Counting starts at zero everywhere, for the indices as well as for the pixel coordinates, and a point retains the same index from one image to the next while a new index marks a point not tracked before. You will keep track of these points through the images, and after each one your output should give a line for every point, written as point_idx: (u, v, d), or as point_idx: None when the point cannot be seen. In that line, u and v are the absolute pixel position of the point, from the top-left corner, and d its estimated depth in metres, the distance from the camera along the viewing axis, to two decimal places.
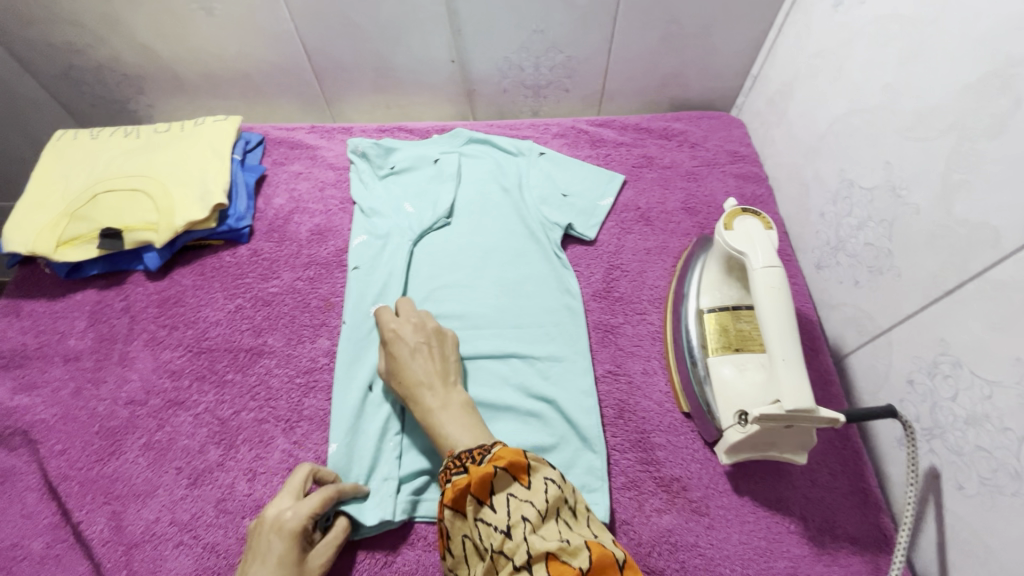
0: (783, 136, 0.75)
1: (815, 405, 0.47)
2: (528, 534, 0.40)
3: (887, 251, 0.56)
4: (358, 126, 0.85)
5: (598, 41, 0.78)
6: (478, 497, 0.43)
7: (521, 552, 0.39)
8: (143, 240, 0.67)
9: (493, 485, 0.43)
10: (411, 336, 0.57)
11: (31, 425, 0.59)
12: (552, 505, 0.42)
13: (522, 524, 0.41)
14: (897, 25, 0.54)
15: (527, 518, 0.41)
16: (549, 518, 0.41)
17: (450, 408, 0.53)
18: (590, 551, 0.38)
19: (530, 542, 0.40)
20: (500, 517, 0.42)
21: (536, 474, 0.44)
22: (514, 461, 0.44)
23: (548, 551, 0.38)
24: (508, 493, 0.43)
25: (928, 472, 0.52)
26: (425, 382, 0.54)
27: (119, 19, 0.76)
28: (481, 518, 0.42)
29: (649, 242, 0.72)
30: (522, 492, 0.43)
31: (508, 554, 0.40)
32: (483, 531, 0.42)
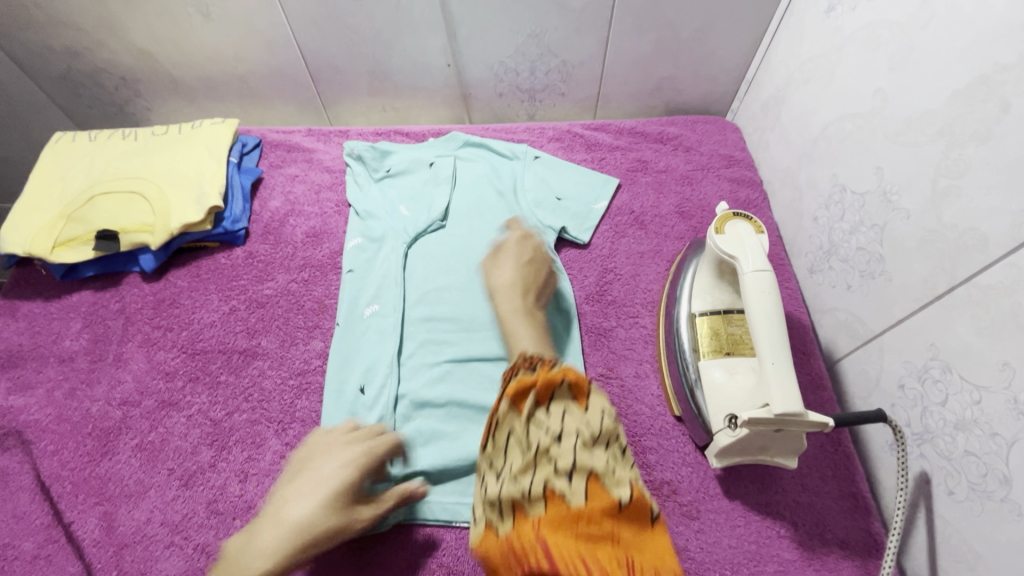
0: (777, 141, 0.76)
1: (804, 408, 0.47)
2: (578, 447, 0.37)
3: (879, 256, 0.57)
4: (354, 129, 0.85)
5: (593, 45, 0.78)
6: (538, 398, 0.41)
7: (566, 456, 0.37)
8: (139, 241, 0.68)
9: (555, 394, 0.41)
10: (515, 253, 0.62)
11: (25, 425, 0.59)
12: (610, 434, 0.39)
13: (576, 433, 0.38)
14: (887, 30, 0.55)
15: (581, 431, 0.38)
16: (604, 440, 0.39)
17: (525, 315, 0.56)
18: (634, 489, 0.36)
19: (577, 454, 0.37)
20: (552, 421, 0.39)
21: (597, 404, 0.41)
22: (580, 382, 0.42)
23: (592, 467, 0.36)
24: (567, 406, 0.40)
25: (919, 477, 0.52)
26: (511, 287, 0.58)
27: (117, 22, 0.77)
28: (535, 418, 0.40)
29: (642, 246, 0.73)
30: (580, 410, 0.40)
31: (551, 457, 0.37)
32: (531, 430, 0.40)
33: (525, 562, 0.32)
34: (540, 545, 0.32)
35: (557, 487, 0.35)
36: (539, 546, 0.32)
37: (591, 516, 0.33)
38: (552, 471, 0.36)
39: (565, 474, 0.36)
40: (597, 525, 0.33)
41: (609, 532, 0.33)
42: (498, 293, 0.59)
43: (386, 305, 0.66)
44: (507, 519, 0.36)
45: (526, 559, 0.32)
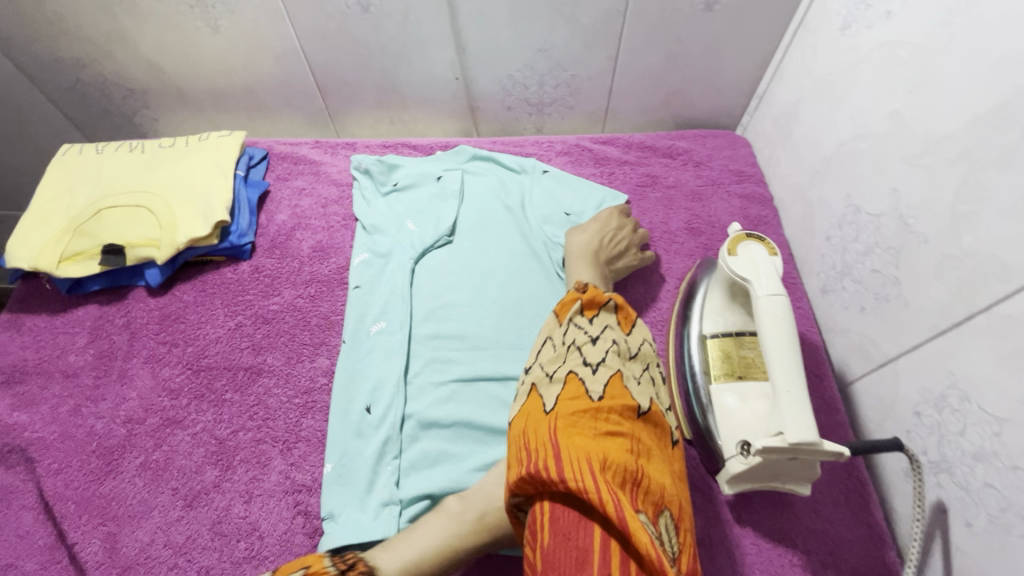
0: (789, 157, 0.75)
1: (819, 438, 0.46)
2: (611, 351, 0.52)
3: (894, 279, 0.56)
4: (361, 141, 0.85)
5: (602, 59, 0.78)
6: (584, 309, 0.56)
7: (598, 356, 0.51)
8: (145, 256, 0.67)
9: (600, 311, 0.56)
10: (602, 219, 0.71)
11: (28, 443, 0.59)
12: (640, 352, 0.54)
13: (611, 342, 0.53)
14: (904, 50, 0.54)
15: (616, 342, 0.53)
16: (633, 357, 0.53)
17: (590, 264, 0.66)
18: (651, 403, 0.50)
19: (607, 356, 0.51)
20: (592, 329, 0.54)
21: (639, 333, 0.57)
22: (628, 314, 0.57)
23: (618, 371, 0.50)
24: (607, 323, 0.55)
25: (935, 506, 0.51)
26: (585, 241, 0.68)
27: (126, 34, 0.77)
28: (577, 324, 0.55)
29: (652, 263, 0.72)
30: (618, 329, 0.55)
31: (583, 352, 0.52)
32: (571, 331, 0.54)
33: (535, 454, 0.42)
34: (555, 438, 0.43)
35: (582, 375, 0.49)
36: (552, 444, 0.42)
37: (607, 411, 0.46)
38: (583, 364, 0.50)
39: (594, 370, 0.50)
40: (613, 420, 0.45)
41: (624, 429, 0.45)
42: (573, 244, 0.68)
43: (392, 322, 0.66)
44: (536, 391, 0.50)
45: (541, 452, 0.42)
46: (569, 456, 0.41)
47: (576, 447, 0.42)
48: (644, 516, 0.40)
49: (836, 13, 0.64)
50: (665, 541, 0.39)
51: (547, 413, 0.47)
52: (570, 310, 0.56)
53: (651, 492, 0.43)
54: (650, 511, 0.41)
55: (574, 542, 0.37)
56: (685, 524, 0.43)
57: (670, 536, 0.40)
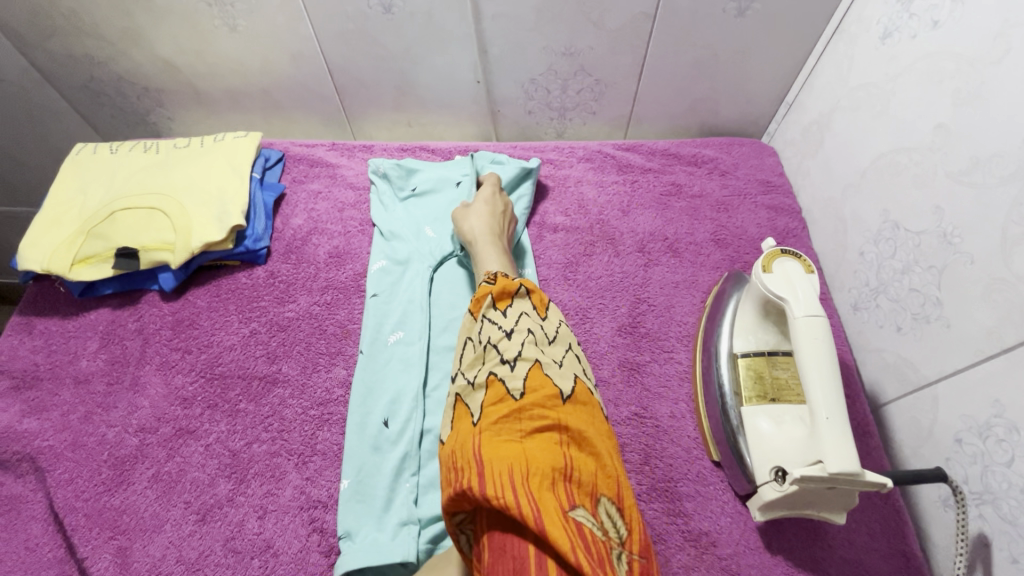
0: (820, 168, 0.73)
1: (861, 468, 0.44)
2: (527, 342, 0.48)
3: (935, 299, 0.53)
4: (379, 144, 0.83)
5: (628, 64, 0.76)
6: (494, 302, 0.52)
7: (514, 350, 0.47)
8: (159, 260, 0.66)
9: (513, 299, 0.52)
10: (489, 198, 0.69)
11: (38, 451, 0.57)
12: (559, 334, 0.51)
13: (526, 331, 0.49)
14: (951, 62, 0.52)
15: (532, 330, 0.49)
16: (552, 341, 0.50)
17: (500, 245, 0.64)
18: (575, 384, 0.46)
19: (524, 347, 0.47)
20: (507, 321, 0.50)
21: (554, 314, 0.53)
22: (541, 298, 0.54)
23: (538, 359, 0.46)
24: (523, 311, 0.51)
25: (978, 538, 0.49)
26: (484, 223, 0.66)
27: (142, 33, 0.75)
28: (491, 319, 0.51)
29: (677, 275, 0.70)
30: (535, 315, 0.51)
31: (500, 349, 0.48)
32: (486, 328, 0.50)
33: (459, 472, 0.38)
34: (476, 448, 0.39)
35: (501, 373, 0.45)
36: (474, 459, 0.38)
37: (529, 406, 0.42)
38: (500, 361, 0.47)
39: (512, 364, 0.46)
40: (536, 414, 0.42)
41: (551, 420, 0.42)
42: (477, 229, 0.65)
43: (411, 332, 0.64)
44: (460, 401, 0.47)
45: (464, 470, 0.38)
46: (490, 469, 0.37)
47: (498, 455, 0.38)
48: (581, 511, 0.37)
49: (876, 21, 0.61)
50: (605, 529, 0.38)
51: (471, 424, 0.43)
52: (482, 306, 0.52)
53: (586, 482, 0.39)
54: (588, 503, 0.39)
55: (510, 554, 0.34)
56: (626, 501, 0.41)
57: (612, 522, 0.38)
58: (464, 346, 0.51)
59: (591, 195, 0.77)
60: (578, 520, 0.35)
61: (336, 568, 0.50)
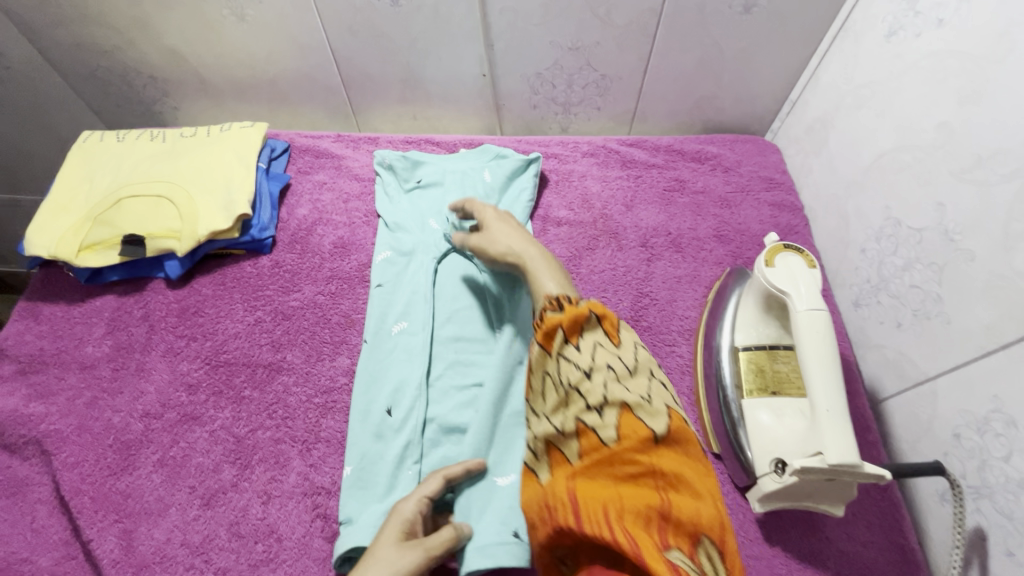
0: (822, 165, 0.73)
1: (860, 460, 0.44)
2: (609, 380, 0.45)
3: (936, 296, 0.54)
4: (384, 136, 0.84)
5: (634, 60, 0.76)
6: (567, 336, 0.48)
7: (597, 394, 0.44)
8: (165, 247, 0.66)
9: (585, 329, 0.48)
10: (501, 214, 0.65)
11: (44, 435, 0.58)
12: (640, 362, 0.47)
13: (606, 369, 0.45)
14: (956, 61, 0.52)
15: (612, 365, 0.46)
16: (634, 372, 0.46)
17: (555, 263, 0.58)
18: (668, 419, 0.43)
19: (608, 388, 0.44)
20: (583, 358, 0.46)
21: (629, 337, 0.49)
22: (613, 322, 0.48)
23: (625, 400, 0.43)
24: (597, 342, 0.47)
25: (974, 532, 0.49)
26: (526, 245, 0.60)
27: (150, 22, 0.75)
28: (567, 356, 0.47)
29: (679, 270, 0.70)
30: (611, 346, 0.47)
31: (583, 391, 0.45)
32: (564, 367, 0.47)
33: (555, 512, 0.42)
34: (569, 493, 0.42)
35: (589, 420, 0.44)
36: (568, 502, 0.41)
37: (620, 453, 0.42)
38: (585, 407, 0.44)
39: (599, 410, 0.44)
40: (629, 459, 0.41)
41: (643, 465, 0.41)
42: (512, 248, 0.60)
43: (415, 323, 0.64)
44: (550, 445, 0.46)
45: (559, 508, 0.41)
46: (586, 508, 0.40)
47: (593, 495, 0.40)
48: (677, 552, 0.37)
49: (881, 20, 0.62)
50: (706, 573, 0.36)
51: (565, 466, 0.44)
52: (555, 343, 0.48)
53: (685, 521, 0.39)
54: (686, 543, 0.38)
55: None
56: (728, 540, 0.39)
57: (712, 565, 0.37)
58: (543, 384, 0.49)
59: (595, 189, 0.77)
60: (676, 563, 0.35)
61: (336, 549, 0.50)
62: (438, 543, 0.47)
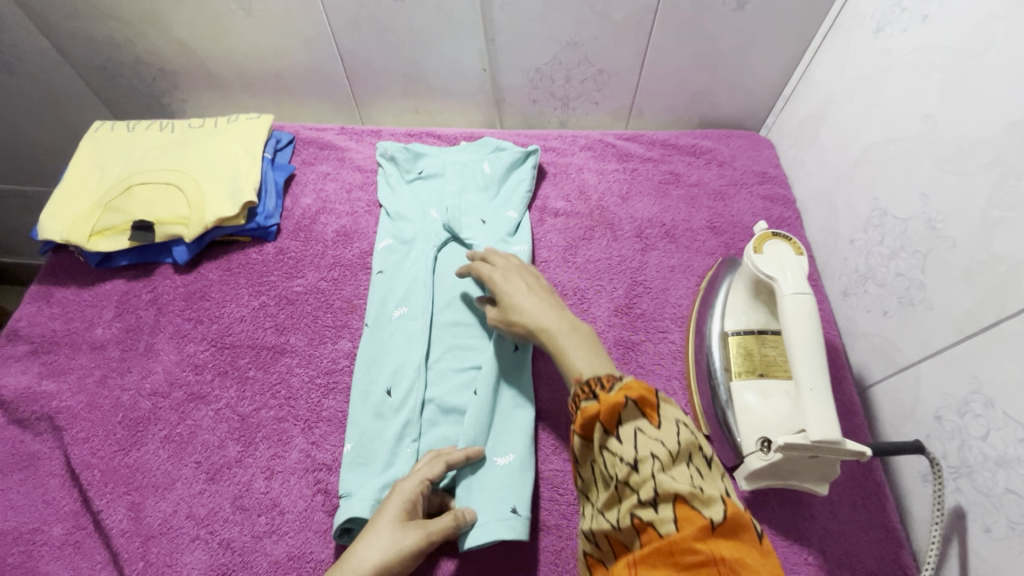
0: (814, 159, 0.75)
1: (841, 437, 0.46)
2: (656, 471, 0.37)
3: (919, 283, 0.56)
4: (387, 129, 0.86)
5: (631, 56, 0.78)
6: (606, 426, 0.41)
7: (647, 487, 0.37)
8: (173, 233, 0.68)
9: (621, 414, 0.41)
10: (506, 270, 0.60)
11: (56, 411, 0.60)
12: (685, 445, 0.38)
13: (650, 459, 0.37)
14: (939, 55, 0.54)
15: (657, 453, 0.38)
16: (681, 456, 0.38)
17: (581, 335, 0.52)
18: (726, 505, 0.35)
19: (658, 479, 0.36)
20: (626, 450, 0.39)
21: (670, 413, 0.41)
22: (650, 398, 0.41)
23: (678, 492, 0.35)
24: (637, 428, 0.39)
25: (954, 511, 0.51)
26: (550, 314, 0.54)
27: (160, 16, 0.78)
28: (608, 447, 0.40)
29: (673, 260, 0.72)
30: (652, 430, 0.39)
31: (633, 487, 0.37)
32: (608, 461, 0.40)
33: None
34: None
35: (643, 517, 0.36)
36: None
37: (677, 547, 0.33)
38: (635, 505, 0.37)
39: (651, 508, 0.36)
40: (686, 552, 0.33)
41: (704, 555, 0.32)
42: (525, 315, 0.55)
43: (414, 308, 0.66)
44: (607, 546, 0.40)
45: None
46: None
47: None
48: None
49: (870, 16, 0.64)
50: None
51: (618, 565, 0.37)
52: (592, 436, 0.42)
53: None
54: None
55: None
56: None
57: None
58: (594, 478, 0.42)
59: (592, 182, 0.79)
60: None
61: (335, 520, 0.52)
62: (434, 529, 0.48)
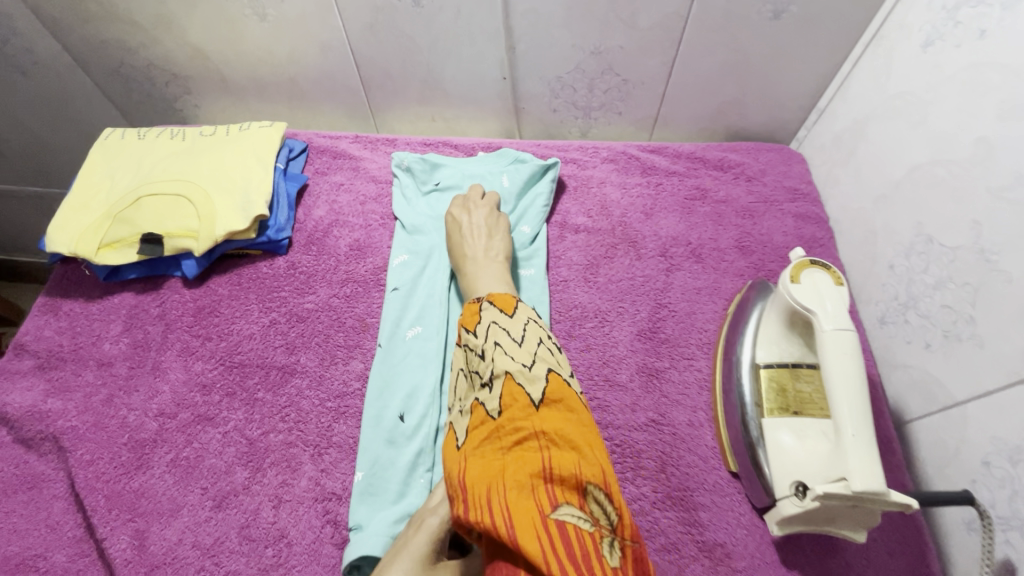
0: (850, 177, 0.71)
1: (887, 488, 0.43)
2: (496, 356, 0.49)
3: (968, 317, 0.52)
4: (402, 138, 0.83)
5: (658, 65, 0.75)
6: (468, 329, 0.54)
7: (488, 368, 0.49)
8: (182, 247, 0.66)
9: (482, 315, 0.54)
10: (466, 205, 0.70)
11: (61, 432, 0.58)
12: (527, 334, 0.51)
13: (494, 346, 0.50)
14: (997, 73, 0.50)
15: (501, 342, 0.50)
16: (522, 344, 0.50)
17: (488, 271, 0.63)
18: (545, 382, 0.46)
19: (497, 361, 0.49)
20: (480, 342, 0.52)
21: (524, 314, 0.54)
22: (507, 301, 0.55)
23: (508, 371, 0.47)
24: (492, 322, 0.53)
25: (1003, 564, 0.47)
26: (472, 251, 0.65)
27: (174, 19, 0.75)
28: (470, 345, 0.53)
29: (699, 281, 0.69)
30: (504, 323, 0.52)
31: (481, 371, 0.50)
32: (470, 356, 0.52)
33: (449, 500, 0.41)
34: (459, 474, 0.41)
35: (482, 398, 0.48)
36: (457, 485, 0.40)
37: (505, 422, 0.43)
38: (481, 384, 0.49)
39: (489, 385, 0.48)
40: (511, 429, 0.43)
41: (526, 429, 0.42)
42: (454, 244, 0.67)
43: (429, 328, 0.64)
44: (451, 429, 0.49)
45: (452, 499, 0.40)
46: (470, 493, 0.39)
47: (476, 462, 0.42)
48: (565, 509, 0.38)
49: (918, 28, 0.60)
50: (595, 519, 0.39)
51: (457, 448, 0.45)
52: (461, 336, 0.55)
53: (570, 476, 0.40)
54: (574, 497, 0.39)
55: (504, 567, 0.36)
56: (614, 486, 0.42)
57: (601, 509, 0.40)
58: (460, 377, 0.54)
59: (614, 196, 0.76)
60: (560, 520, 0.37)
61: (346, 556, 0.50)
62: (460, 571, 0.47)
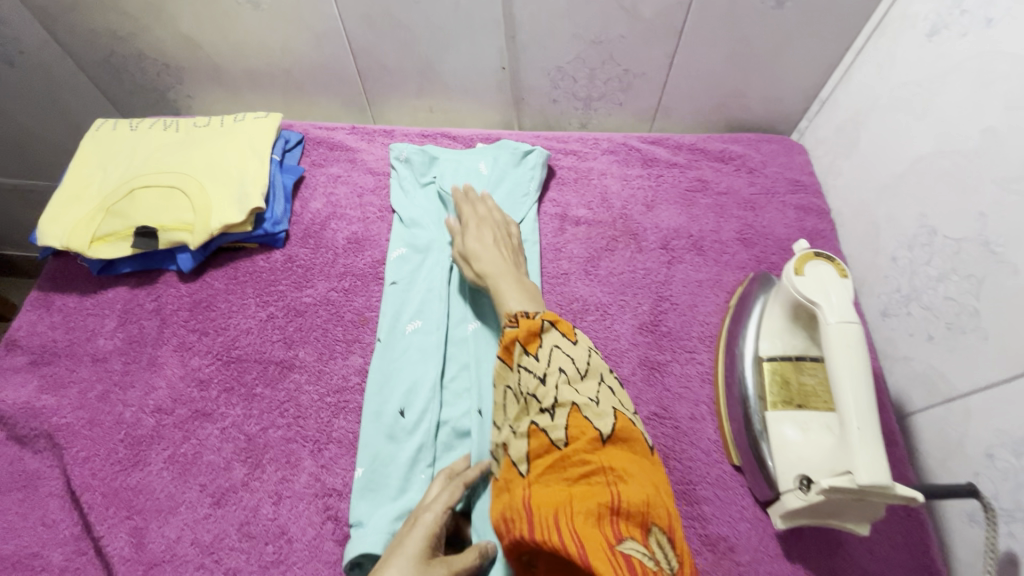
0: (853, 169, 0.70)
1: (892, 481, 0.42)
2: (561, 385, 0.46)
3: (972, 309, 0.52)
4: (399, 129, 0.82)
5: (659, 56, 0.74)
6: (525, 347, 0.50)
7: (551, 396, 0.46)
8: (177, 240, 0.65)
9: (541, 337, 0.50)
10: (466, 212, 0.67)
11: (56, 428, 0.57)
12: (591, 365, 0.48)
13: (558, 373, 0.47)
14: (1004, 63, 0.50)
15: (566, 369, 0.47)
16: (585, 376, 0.47)
17: (518, 281, 0.60)
18: (614, 420, 0.44)
19: (561, 390, 0.46)
20: (540, 365, 0.48)
21: (585, 341, 0.51)
22: (568, 327, 0.51)
23: (576, 404, 0.45)
24: (554, 345, 0.49)
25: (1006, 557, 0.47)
26: (497, 262, 0.61)
27: (164, 7, 0.74)
28: (526, 365, 0.49)
29: (701, 274, 0.68)
30: (566, 349, 0.49)
31: (540, 396, 0.46)
32: (523, 378, 0.48)
33: (511, 521, 0.41)
34: (525, 498, 0.41)
35: (543, 423, 0.45)
36: (523, 508, 0.40)
37: (571, 455, 0.42)
38: (540, 410, 0.46)
39: (552, 413, 0.45)
40: (580, 460, 0.42)
41: (594, 463, 0.41)
42: (469, 257, 0.63)
43: (428, 322, 0.63)
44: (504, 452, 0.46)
45: (515, 520, 0.40)
46: (538, 516, 0.39)
47: (540, 488, 0.41)
48: (630, 543, 0.37)
49: (923, 17, 0.59)
50: (658, 560, 0.37)
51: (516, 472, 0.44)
52: (514, 354, 0.50)
53: (637, 511, 0.39)
54: (637, 533, 0.38)
55: None
56: (677, 534, 0.41)
57: (663, 553, 0.38)
58: (504, 397, 0.50)
59: (615, 188, 0.75)
60: (626, 553, 0.36)
61: (347, 553, 0.50)
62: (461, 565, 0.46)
